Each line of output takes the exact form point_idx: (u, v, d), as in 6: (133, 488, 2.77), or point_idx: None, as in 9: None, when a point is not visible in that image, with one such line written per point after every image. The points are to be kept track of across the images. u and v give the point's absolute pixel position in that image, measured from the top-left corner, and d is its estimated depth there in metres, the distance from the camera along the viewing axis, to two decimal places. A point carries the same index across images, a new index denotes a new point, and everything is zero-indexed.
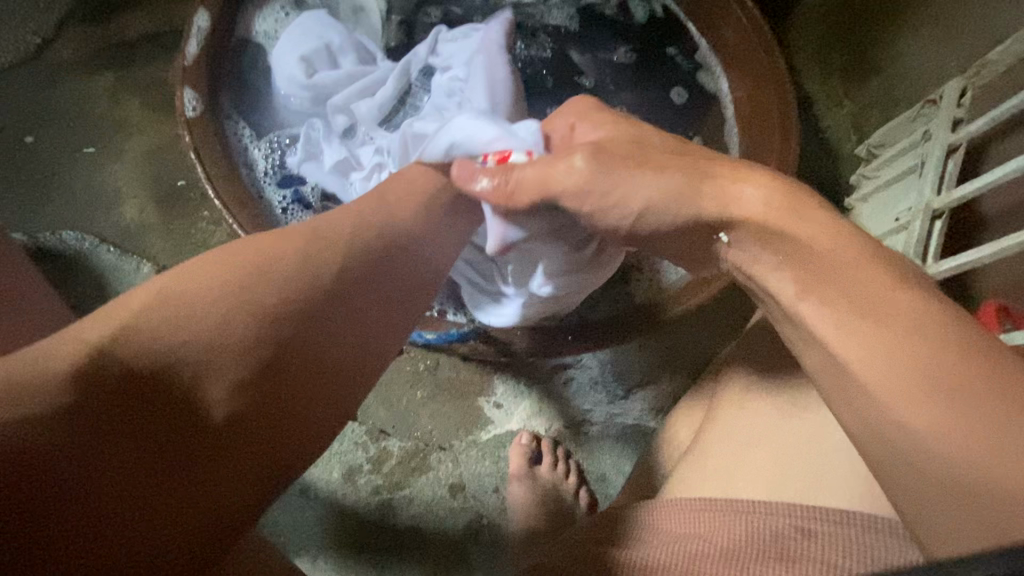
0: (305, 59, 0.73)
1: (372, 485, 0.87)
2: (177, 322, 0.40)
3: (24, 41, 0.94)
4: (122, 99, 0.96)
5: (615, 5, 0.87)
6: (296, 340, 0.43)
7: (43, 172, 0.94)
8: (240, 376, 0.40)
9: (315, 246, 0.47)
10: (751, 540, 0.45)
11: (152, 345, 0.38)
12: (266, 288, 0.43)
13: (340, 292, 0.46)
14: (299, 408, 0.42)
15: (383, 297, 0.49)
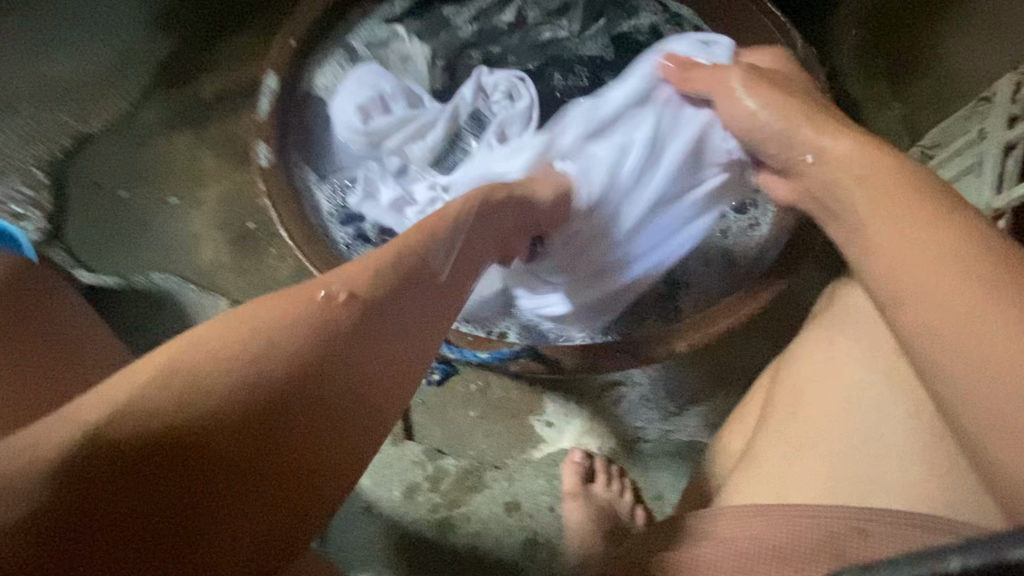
0: (362, 107, 0.79)
1: (431, 503, 0.90)
2: (186, 395, 0.33)
3: (117, 108, 1.07)
4: (200, 153, 1.07)
5: (647, 31, 0.89)
6: (304, 394, 0.36)
7: (135, 221, 1.05)
8: (235, 450, 0.34)
9: (330, 304, 0.40)
10: (807, 542, 0.46)
11: (153, 426, 0.32)
12: (287, 343, 0.37)
13: (370, 333, 0.41)
14: (310, 473, 0.36)
15: (416, 322, 0.45)
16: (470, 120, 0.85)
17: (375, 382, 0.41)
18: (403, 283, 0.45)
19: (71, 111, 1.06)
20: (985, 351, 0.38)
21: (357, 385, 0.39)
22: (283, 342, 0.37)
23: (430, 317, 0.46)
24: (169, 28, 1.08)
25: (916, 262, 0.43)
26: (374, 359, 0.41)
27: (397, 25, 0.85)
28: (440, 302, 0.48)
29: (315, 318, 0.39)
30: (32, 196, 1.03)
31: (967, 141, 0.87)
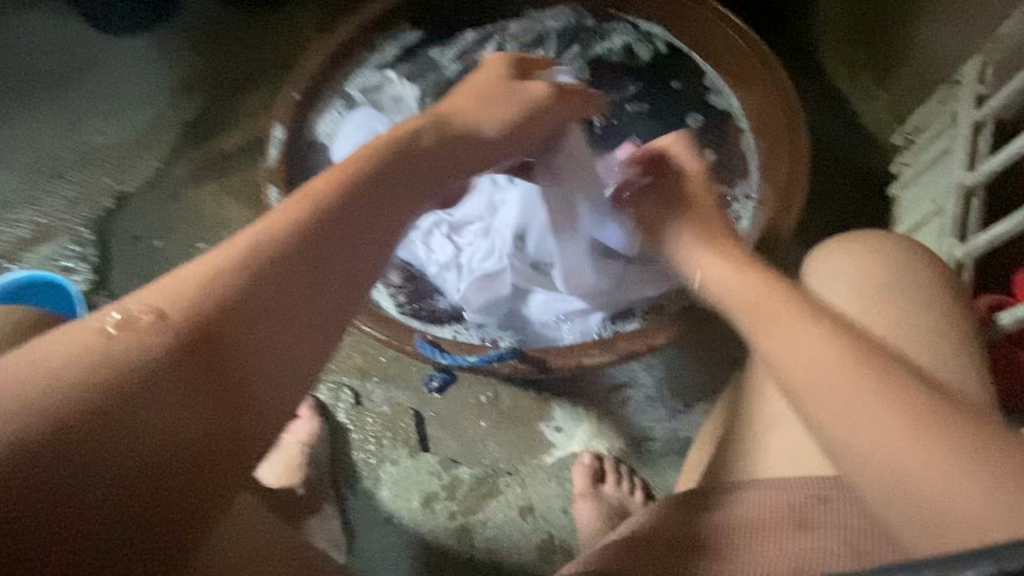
0: (360, 148, 0.86)
1: (448, 510, 0.94)
2: (132, 342, 0.35)
3: (150, 167, 1.19)
4: (224, 201, 1.18)
5: (620, 51, 0.95)
6: (255, 303, 0.38)
7: (168, 267, 1.15)
8: (191, 356, 0.35)
9: (139, 330, 0.35)
10: (777, 511, 0.52)
11: (56, 394, 0.32)
12: (84, 372, 0.33)
13: (210, 338, 0.36)
14: (267, 368, 0.38)
15: (288, 313, 0.39)
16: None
17: (224, 382, 0.36)
18: (255, 279, 0.38)
19: (111, 174, 1.18)
20: (888, 449, 0.42)
21: (199, 393, 0.35)
22: (87, 369, 0.33)
23: (315, 301, 0.41)
24: (191, 93, 1.23)
25: (789, 362, 0.48)
26: (226, 364, 0.36)
27: (388, 71, 0.94)
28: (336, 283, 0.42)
29: (114, 347, 0.34)
30: (79, 252, 1.14)
31: (941, 125, 0.89)
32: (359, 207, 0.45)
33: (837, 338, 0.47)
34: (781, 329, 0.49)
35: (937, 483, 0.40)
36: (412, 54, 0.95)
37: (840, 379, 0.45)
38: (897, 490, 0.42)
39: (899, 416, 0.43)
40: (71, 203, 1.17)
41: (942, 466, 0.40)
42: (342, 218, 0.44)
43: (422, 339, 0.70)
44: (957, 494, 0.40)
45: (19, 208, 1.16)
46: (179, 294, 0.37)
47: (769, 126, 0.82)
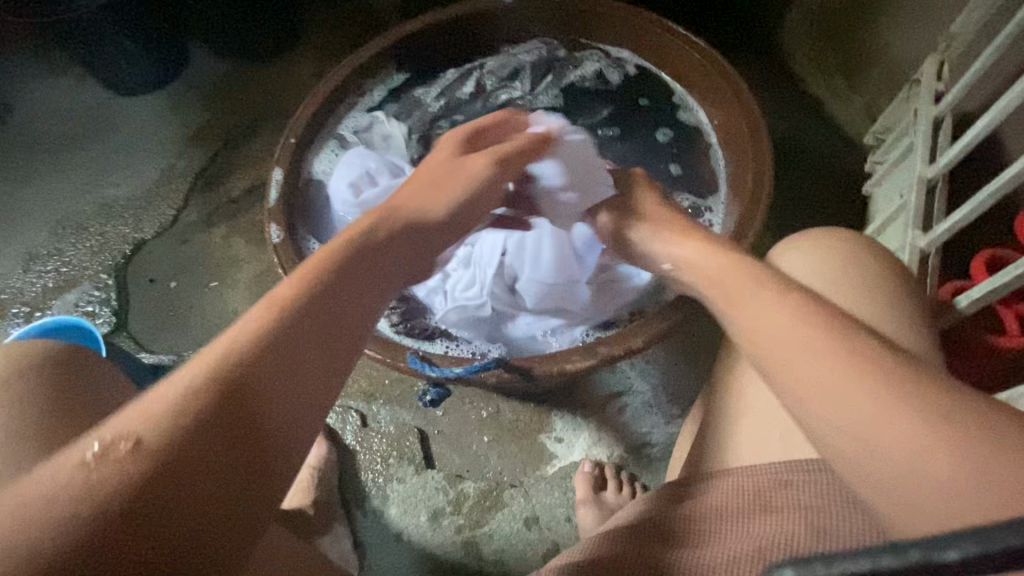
0: (353, 184, 0.91)
1: (455, 525, 0.96)
2: (116, 463, 0.34)
3: (164, 214, 1.27)
4: (232, 241, 1.24)
5: (592, 77, 1.01)
6: (240, 393, 0.37)
7: (182, 305, 1.21)
8: (177, 461, 0.34)
9: (122, 458, 0.34)
10: (738, 496, 0.53)
11: (46, 539, 0.32)
12: (76, 508, 0.33)
13: (209, 433, 0.35)
14: (263, 446, 0.37)
15: (281, 383, 0.39)
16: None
17: (218, 491, 0.35)
18: (235, 383, 0.37)
19: (128, 223, 1.26)
20: (846, 428, 0.40)
21: (195, 509, 0.34)
22: (74, 506, 0.33)
23: (302, 386, 0.40)
24: (200, 143, 1.31)
25: (753, 336, 0.47)
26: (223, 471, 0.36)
27: (377, 111, 1.00)
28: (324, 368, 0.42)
29: (97, 479, 0.34)
30: (101, 296, 1.21)
31: (905, 123, 0.93)
32: (338, 293, 0.45)
33: (801, 311, 0.45)
34: (738, 300, 0.49)
35: (899, 466, 0.38)
36: (399, 94, 1.02)
37: (800, 355, 0.43)
38: (858, 474, 0.39)
39: (862, 392, 0.40)
40: (93, 252, 1.24)
41: (900, 449, 0.38)
42: (321, 308, 0.43)
43: (413, 354, 0.75)
44: (915, 475, 0.37)
45: (46, 259, 1.25)
46: (158, 410, 0.36)
47: (736, 136, 0.87)
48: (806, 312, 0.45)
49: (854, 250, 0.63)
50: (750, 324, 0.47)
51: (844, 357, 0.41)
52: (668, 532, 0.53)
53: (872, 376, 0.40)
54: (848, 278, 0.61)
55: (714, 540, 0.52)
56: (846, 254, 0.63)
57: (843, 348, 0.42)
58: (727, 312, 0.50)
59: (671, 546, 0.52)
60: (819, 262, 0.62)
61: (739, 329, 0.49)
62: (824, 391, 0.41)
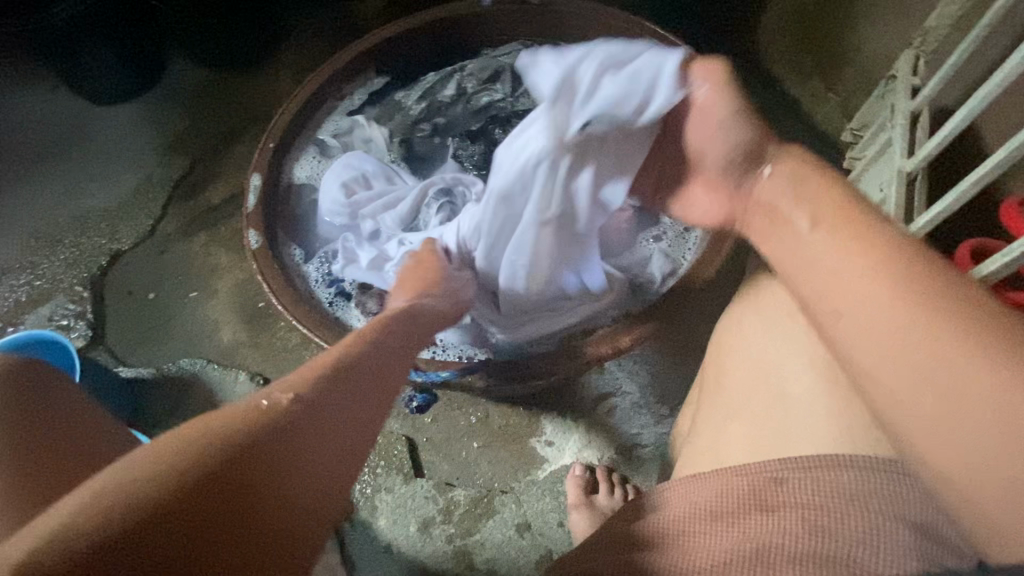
0: (345, 184, 0.90)
1: (446, 534, 0.94)
2: (269, 406, 0.43)
3: (142, 225, 1.24)
4: (213, 250, 1.22)
5: None
6: (349, 378, 0.49)
7: (161, 317, 1.18)
8: (309, 409, 0.44)
9: (213, 440, 0.39)
10: (733, 495, 0.52)
11: (212, 448, 0.39)
12: (236, 431, 0.40)
13: (331, 399, 0.46)
14: (358, 422, 0.48)
15: (371, 380, 0.51)
16: (437, 193, 0.90)
17: (327, 451, 0.44)
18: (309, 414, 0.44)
19: (105, 234, 1.23)
20: (918, 378, 0.40)
21: (294, 469, 0.41)
22: (164, 470, 0.37)
23: (381, 386, 0.52)
24: (178, 152, 1.29)
25: (827, 284, 0.46)
26: (277, 473, 0.40)
27: (357, 115, 0.99)
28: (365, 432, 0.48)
29: (187, 450, 0.38)
30: (76, 310, 1.18)
31: (883, 118, 0.94)
32: (383, 365, 0.53)
33: (884, 263, 0.44)
34: (821, 244, 0.48)
35: (972, 418, 0.38)
36: (380, 98, 1.00)
37: (878, 305, 0.43)
38: (921, 423, 0.40)
39: (936, 344, 0.40)
40: (68, 264, 1.21)
41: (977, 403, 0.37)
42: (371, 375, 0.51)
43: None
44: (976, 429, 0.37)
45: (18, 273, 1.21)
46: (248, 411, 0.42)
47: None
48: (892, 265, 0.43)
49: None
50: (831, 268, 0.46)
51: (916, 304, 0.41)
52: (657, 532, 0.54)
53: (945, 322, 0.40)
54: None
55: (707, 540, 0.51)
56: None
57: (921, 299, 0.41)
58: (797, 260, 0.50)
59: (659, 545, 0.53)
60: None
61: (813, 275, 0.48)
62: (899, 341, 0.41)
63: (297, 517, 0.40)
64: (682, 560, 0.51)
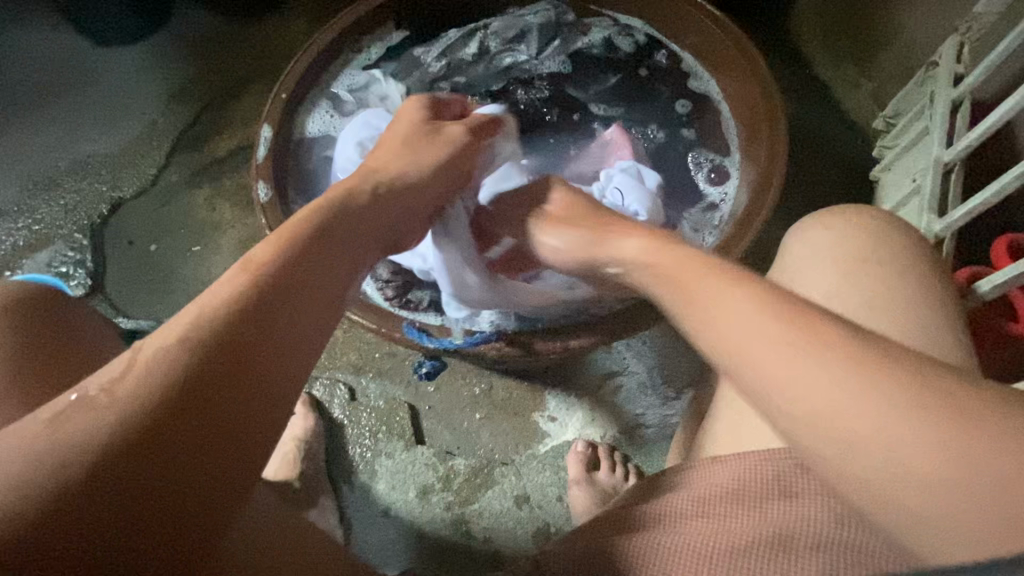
0: (361, 143, 0.85)
1: (444, 502, 0.94)
2: (212, 306, 0.40)
3: (145, 173, 1.20)
4: (217, 204, 1.19)
5: (601, 44, 0.96)
6: (304, 257, 0.47)
7: (163, 270, 1.16)
8: (262, 297, 0.42)
9: (96, 410, 0.35)
10: (757, 479, 0.51)
11: (171, 364, 0.36)
12: (190, 340, 0.38)
13: (287, 277, 0.45)
14: (324, 285, 0.47)
15: (329, 255, 0.50)
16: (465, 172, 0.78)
17: (297, 321, 0.44)
18: (222, 335, 0.39)
19: (106, 181, 1.20)
20: (886, 454, 0.37)
21: (273, 351, 0.41)
22: (47, 456, 0.32)
23: (342, 254, 0.51)
24: (184, 100, 1.24)
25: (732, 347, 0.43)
26: (257, 356, 0.40)
27: (374, 70, 0.94)
28: (304, 328, 0.44)
29: (68, 429, 0.34)
30: (75, 257, 1.15)
31: (921, 106, 0.91)
32: (318, 260, 0.48)
33: (800, 339, 0.41)
34: (730, 326, 0.44)
35: (950, 480, 0.35)
36: (398, 54, 0.96)
37: (818, 377, 0.39)
38: (904, 498, 0.36)
39: (886, 402, 0.37)
40: (68, 210, 1.18)
41: (957, 459, 0.35)
42: (296, 277, 0.46)
43: (410, 326, 0.73)
44: (923, 464, 0.36)
45: (16, 216, 1.18)
46: (134, 363, 0.37)
47: (750, 109, 0.84)
48: (807, 339, 0.41)
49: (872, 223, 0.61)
50: (749, 354, 0.42)
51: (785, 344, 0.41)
52: (671, 512, 0.53)
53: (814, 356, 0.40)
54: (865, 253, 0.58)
55: (729, 522, 0.51)
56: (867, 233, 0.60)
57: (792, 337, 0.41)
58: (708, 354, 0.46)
59: (677, 528, 0.52)
60: (844, 242, 0.58)
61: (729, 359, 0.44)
62: (856, 412, 0.38)
63: (275, 404, 0.39)
64: (697, 544, 0.50)
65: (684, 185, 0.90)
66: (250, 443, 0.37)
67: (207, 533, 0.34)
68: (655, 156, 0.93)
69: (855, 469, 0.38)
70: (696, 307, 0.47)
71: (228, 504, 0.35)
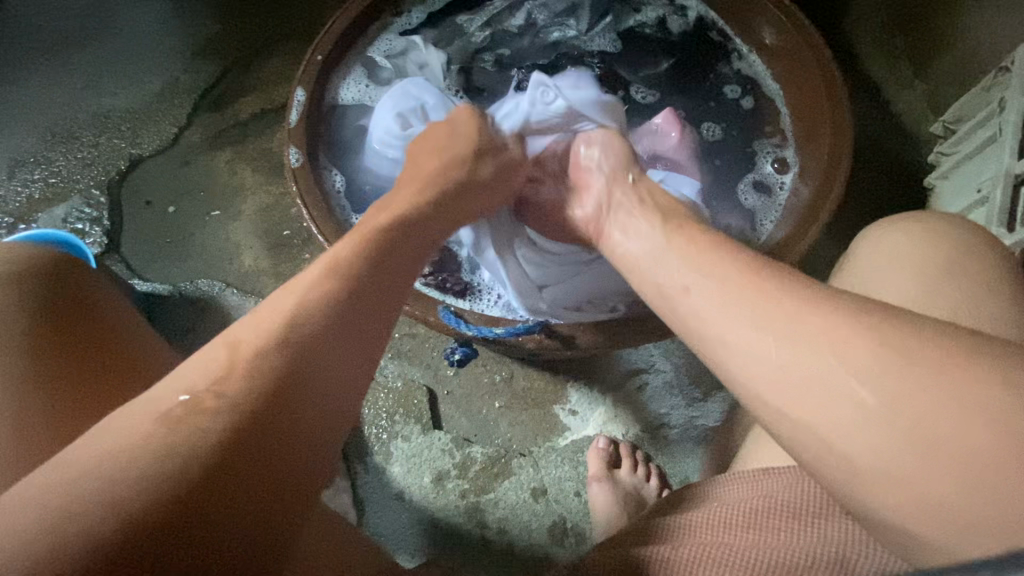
0: (400, 113, 0.79)
1: (460, 489, 0.92)
2: (278, 327, 0.40)
3: (165, 132, 1.16)
4: (239, 168, 1.15)
5: (654, 24, 0.92)
6: (365, 271, 0.46)
7: (181, 232, 1.12)
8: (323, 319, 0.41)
9: (208, 412, 0.35)
10: (807, 496, 0.51)
11: (233, 397, 0.36)
12: (258, 368, 0.37)
13: (351, 292, 0.44)
14: (377, 301, 0.46)
15: (384, 268, 0.48)
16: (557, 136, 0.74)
17: (355, 346, 0.43)
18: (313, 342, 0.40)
19: (126, 137, 1.16)
20: (918, 428, 0.36)
21: (330, 378, 0.40)
22: (168, 461, 0.33)
23: (398, 267, 0.49)
24: (209, 58, 1.20)
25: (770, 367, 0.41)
26: (317, 384, 0.39)
27: (414, 36, 0.90)
28: (365, 336, 0.44)
29: (181, 434, 0.34)
30: (92, 214, 1.12)
31: (988, 112, 0.86)
32: (374, 273, 0.47)
33: (804, 307, 0.42)
34: (758, 316, 0.43)
35: (977, 429, 0.35)
36: (439, 19, 0.91)
37: (837, 342, 0.39)
38: (930, 463, 0.35)
39: (924, 388, 0.36)
40: (85, 164, 1.14)
41: (977, 400, 0.35)
42: (369, 285, 0.46)
43: (446, 310, 0.71)
44: (980, 460, 0.34)
45: (33, 167, 1.14)
46: (236, 370, 0.37)
47: (811, 103, 0.80)
48: (815, 308, 0.41)
49: (946, 234, 0.57)
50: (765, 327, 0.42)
51: (834, 324, 0.40)
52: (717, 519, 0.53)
53: (864, 342, 0.39)
54: (936, 267, 0.55)
55: (775, 536, 0.49)
56: (942, 243, 0.56)
57: (832, 318, 0.40)
58: (714, 338, 0.45)
59: (719, 537, 0.51)
60: (917, 252, 0.56)
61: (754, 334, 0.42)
62: (877, 374, 0.38)
63: (322, 439, 0.39)
64: (751, 554, 0.48)
65: (747, 162, 0.86)
66: (323, 460, 0.39)
67: (278, 547, 0.35)
68: (705, 149, 0.87)
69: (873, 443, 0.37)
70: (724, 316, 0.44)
71: (288, 524, 0.36)
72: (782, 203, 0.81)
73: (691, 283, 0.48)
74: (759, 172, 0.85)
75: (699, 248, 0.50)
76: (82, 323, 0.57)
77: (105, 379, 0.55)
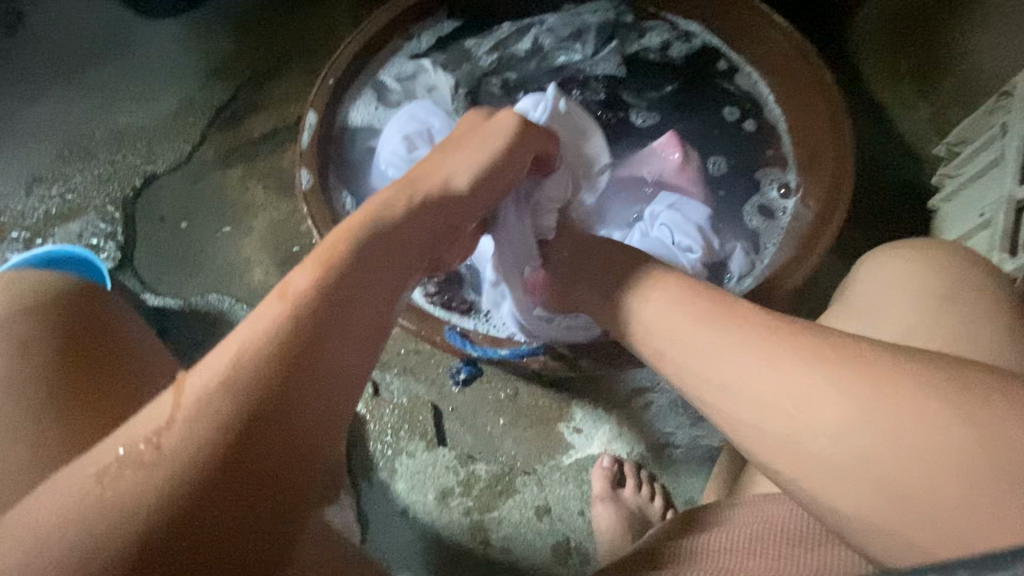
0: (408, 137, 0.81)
1: (464, 507, 0.92)
2: (237, 358, 0.37)
3: (179, 149, 1.19)
4: (250, 186, 1.17)
5: (657, 49, 0.94)
6: (343, 281, 0.44)
7: (192, 248, 1.14)
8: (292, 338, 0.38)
9: (146, 467, 0.33)
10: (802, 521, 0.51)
11: (198, 439, 0.34)
12: (221, 406, 0.35)
13: (323, 300, 0.42)
14: (356, 308, 0.43)
15: (367, 278, 0.45)
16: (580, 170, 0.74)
17: (344, 354, 0.41)
18: (253, 385, 0.36)
19: (142, 155, 1.19)
20: (891, 480, 0.39)
21: (315, 394, 0.38)
22: (106, 521, 0.32)
23: (385, 277, 0.47)
24: (223, 77, 1.23)
25: (757, 410, 0.44)
26: (297, 405, 0.37)
27: (423, 60, 0.92)
28: (352, 341, 0.42)
29: (137, 483, 0.33)
30: (107, 230, 1.15)
31: (991, 136, 0.87)
32: (356, 286, 0.44)
33: (779, 359, 0.44)
34: (736, 378, 0.46)
35: (946, 484, 0.37)
36: (447, 43, 0.93)
37: (806, 400, 0.42)
38: (905, 514, 0.38)
39: (896, 439, 0.39)
40: (102, 180, 1.17)
41: (945, 455, 0.38)
42: (348, 297, 0.43)
43: (452, 330, 0.72)
44: (953, 508, 0.37)
45: (51, 183, 1.17)
46: (198, 409, 0.35)
47: (809, 129, 0.81)
48: (788, 359, 0.44)
49: (944, 259, 0.58)
50: (746, 394, 0.45)
51: (808, 377, 0.42)
52: (710, 551, 0.52)
53: (839, 396, 0.41)
54: (936, 293, 0.55)
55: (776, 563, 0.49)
56: (942, 269, 0.57)
57: (805, 370, 0.43)
58: (704, 379, 0.48)
59: (718, 564, 0.51)
60: (918, 278, 0.56)
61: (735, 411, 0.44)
62: (847, 430, 0.40)
63: (315, 457, 0.37)
64: None
65: (751, 187, 0.87)
66: (311, 486, 0.37)
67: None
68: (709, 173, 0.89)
69: (853, 494, 0.40)
70: (710, 367, 0.47)
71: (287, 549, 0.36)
72: (784, 227, 0.81)
73: (677, 332, 0.50)
74: (764, 197, 0.86)
75: (690, 295, 0.52)
76: (100, 341, 0.58)
77: (119, 396, 0.56)
